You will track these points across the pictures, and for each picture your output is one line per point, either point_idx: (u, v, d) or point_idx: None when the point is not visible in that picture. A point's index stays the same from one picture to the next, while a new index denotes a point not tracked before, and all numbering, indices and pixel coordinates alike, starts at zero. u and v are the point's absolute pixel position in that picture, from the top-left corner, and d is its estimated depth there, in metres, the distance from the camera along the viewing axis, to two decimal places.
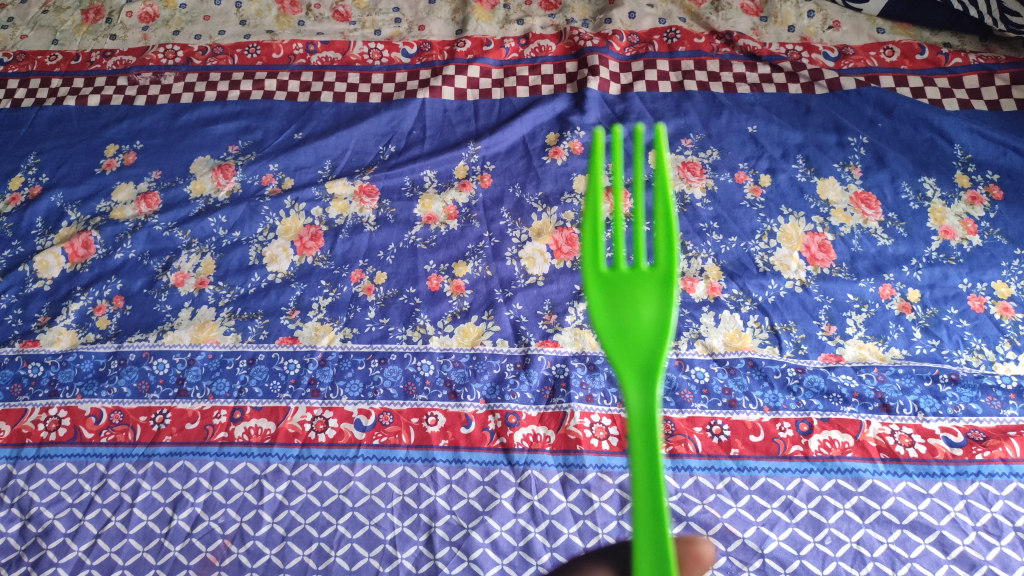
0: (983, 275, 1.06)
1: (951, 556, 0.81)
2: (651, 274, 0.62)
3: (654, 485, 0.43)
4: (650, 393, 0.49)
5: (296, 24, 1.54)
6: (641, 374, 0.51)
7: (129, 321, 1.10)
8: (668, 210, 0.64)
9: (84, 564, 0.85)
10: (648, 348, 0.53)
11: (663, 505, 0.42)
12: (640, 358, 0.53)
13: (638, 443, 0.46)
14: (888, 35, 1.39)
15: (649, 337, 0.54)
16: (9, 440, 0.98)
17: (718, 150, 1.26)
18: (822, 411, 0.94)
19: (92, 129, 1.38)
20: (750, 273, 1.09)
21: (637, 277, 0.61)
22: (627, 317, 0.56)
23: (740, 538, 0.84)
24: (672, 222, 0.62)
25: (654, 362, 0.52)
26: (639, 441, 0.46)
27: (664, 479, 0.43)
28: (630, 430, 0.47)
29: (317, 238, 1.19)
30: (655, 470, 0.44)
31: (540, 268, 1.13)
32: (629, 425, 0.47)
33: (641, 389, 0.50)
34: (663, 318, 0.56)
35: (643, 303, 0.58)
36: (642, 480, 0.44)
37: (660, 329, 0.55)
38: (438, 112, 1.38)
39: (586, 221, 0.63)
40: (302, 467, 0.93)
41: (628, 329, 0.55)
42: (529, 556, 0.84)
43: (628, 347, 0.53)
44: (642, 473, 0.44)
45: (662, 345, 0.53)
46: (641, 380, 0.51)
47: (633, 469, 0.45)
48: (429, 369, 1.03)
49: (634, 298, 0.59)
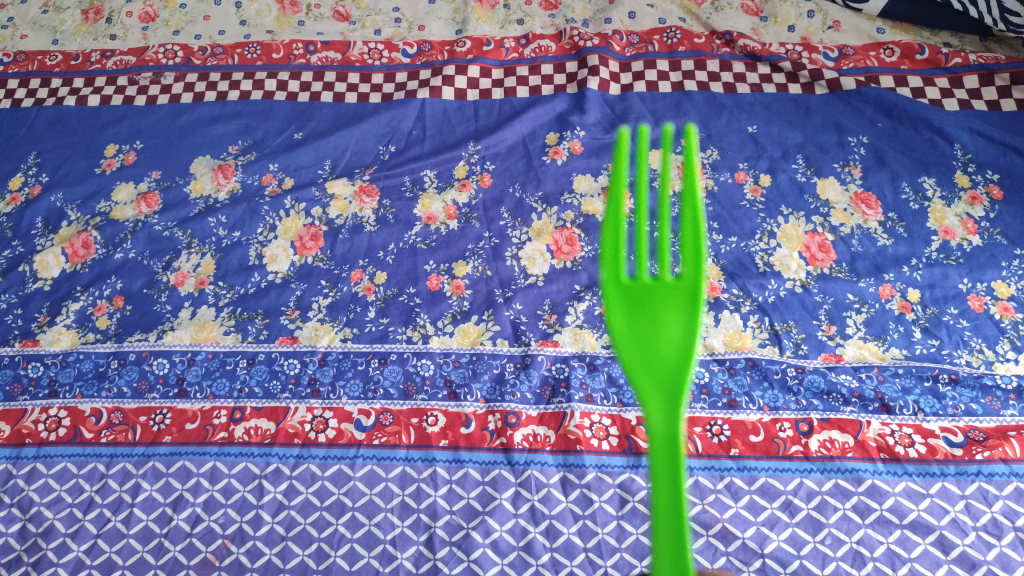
0: (983, 275, 1.06)
1: (951, 556, 0.81)
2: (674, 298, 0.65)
3: (673, 490, 0.48)
4: (673, 413, 0.53)
5: (296, 23, 1.54)
6: (664, 395, 0.54)
7: (129, 321, 1.10)
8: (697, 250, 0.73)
9: (84, 564, 0.85)
10: (672, 369, 0.56)
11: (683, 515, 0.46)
12: (662, 378, 0.55)
13: (660, 460, 0.50)
14: (888, 36, 1.39)
15: (672, 358, 0.57)
16: (8, 440, 0.98)
17: (718, 150, 1.26)
18: (822, 411, 0.95)
19: (93, 129, 1.39)
20: (750, 272, 1.09)
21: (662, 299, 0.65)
22: (651, 338, 0.59)
23: (740, 538, 0.84)
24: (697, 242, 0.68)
25: (677, 385, 0.55)
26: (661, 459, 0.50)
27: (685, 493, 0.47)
28: (651, 446, 0.51)
29: (317, 238, 1.19)
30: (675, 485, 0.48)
31: (540, 268, 1.13)
32: (650, 442, 0.51)
33: (665, 408, 0.53)
34: (687, 341, 0.59)
35: (665, 323, 0.62)
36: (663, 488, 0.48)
37: (682, 349, 0.58)
38: (438, 112, 1.38)
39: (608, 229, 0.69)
40: (302, 467, 0.93)
41: (651, 347, 0.58)
42: (529, 556, 0.84)
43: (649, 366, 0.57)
44: (664, 487, 0.48)
45: (685, 371, 0.55)
46: (664, 401, 0.54)
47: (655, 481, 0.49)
48: (429, 369, 1.03)
49: (657, 319, 0.62)
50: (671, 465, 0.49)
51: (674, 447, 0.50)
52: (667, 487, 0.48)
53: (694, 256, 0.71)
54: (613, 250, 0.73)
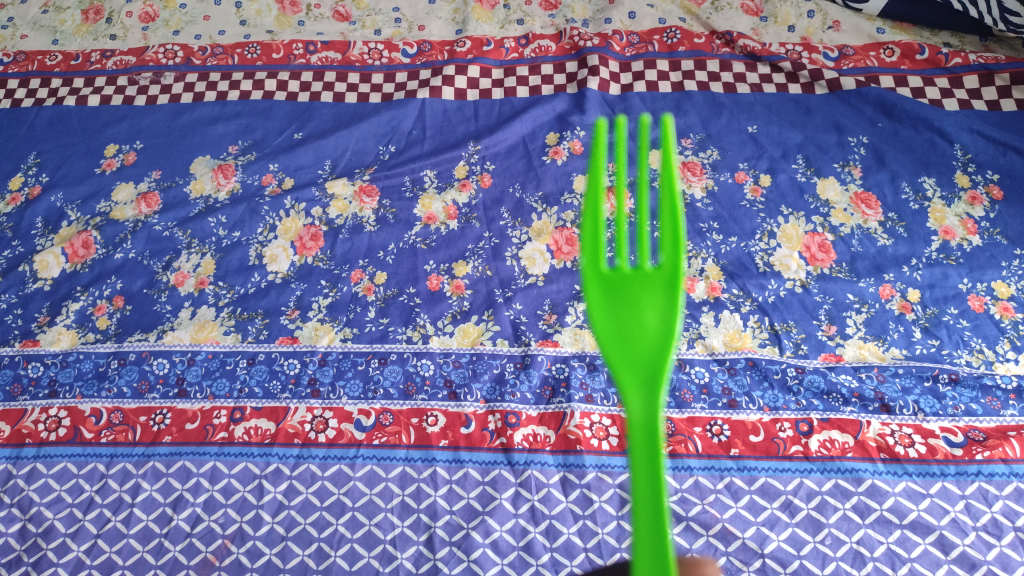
0: (983, 275, 1.06)
1: (951, 556, 0.81)
2: (655, 282, 0.62)
3: (654, 487, 0.45)
4: (653, 401, 0.51)
5: (296, 23, 1.54)
6: (643, 382, 0.52)
7: (129, 321, 1.10)
8: (676, 210, 0.62)
9: (84, 564, 0.85)
10: (652, 354, 0.54)
11: (664, 507, 0.44)
12: (642, 365, 0.53)
13: (639, 449, 0.48)
14: (888, 36, 1.39)
15: (653, 341, 0.54)
16: (8, 440, 0.98)
17: (718, 150, 1.26)
18: (822, 411, 0.95)
19: (93, 129, 1.39)
20: (750, 273, 1.09)
21: (641, 282, 0.62)
22: (632, 323, 0.57)
23: (740, 538, 0.84)
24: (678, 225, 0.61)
25: (657, 371, 0.53)
26: (641, 450, 0.47)
27: (665, 484, 0.45)
28: (631, 436, 0.49)
29: (317, 238, 1.19)
30: (656, 477, 0.45)
31: (540, 268, 1.13)
32: (630, 431, 0.49)
33: (644, 397, 0.51)
34: (668, 325, 0.57)
35: (646, 308, 0.59)
36: (642, 482, 0.45)
37: (663, 332, 0.55)
38: (438, 112, 1.38)
39: (586, 220, 0.63)
40: (302, 467, 0.93)
41: (632, 333, 0.56)
42: (529, 556, 0.84)
43: (627, 353, 0.54)
44: (643, 479, 0.46)
45: (666, 355, 0.53)
46: (643, 389, 0.52)
47: (634, 473, 0.46)
48: (429, 369, 1.03)
49: (638, 303, 0.60)
50: (651, 457, 0.47)
51: (653, 437, 0.48)
52: (647, 479, 0.46)
53: (674, 240, 0.63)
54: (589, 231, 0.63)
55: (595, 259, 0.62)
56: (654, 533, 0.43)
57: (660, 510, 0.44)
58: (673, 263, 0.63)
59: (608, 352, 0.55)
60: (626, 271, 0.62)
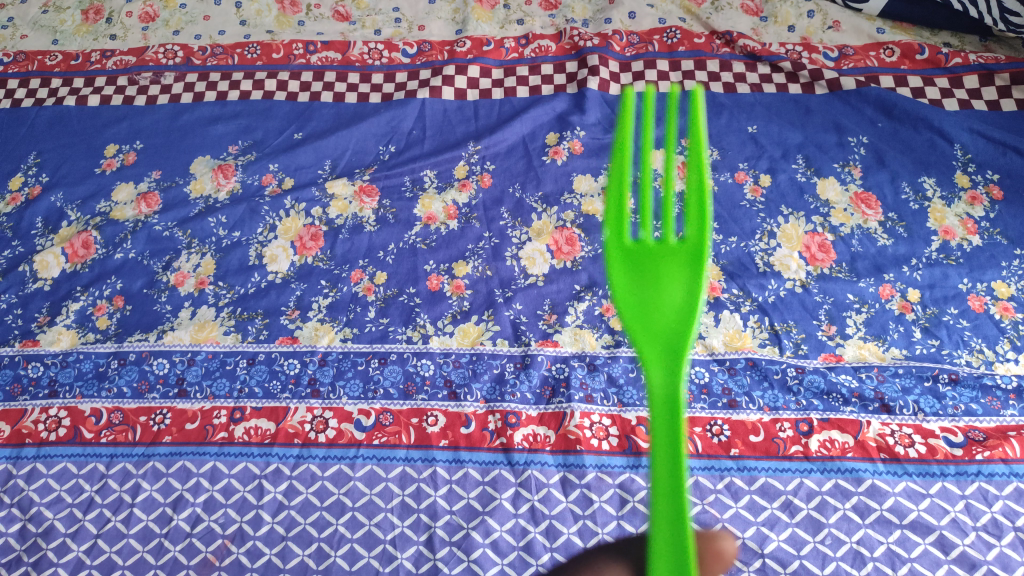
0: (983, 275, 1.06)
1: (952, 556, 0.81)
2: (679, 255, 0.71)
3: (673, 475, 0.52)
4: (673, 371, 0.58)
5: (296, 23, 1.54)
6: (665, 353, 0.60)
7: (129, 321, 1.10)
8: (703, 210, 0.75)
9: (84, 564, 0.85)
10: (671, 326, 0.62)
11: (683, 486, 0.51)
12: (666, 339, 0.61)
13: (660, 419, 0.55)
14: (888, 36, 1.39)
15: (675, 316, 0.62)
16: (8, 440, 0.98)
17: (718, 150, 1.26)
18: (822, 411, 0.95)
19: (93, 129, 1.39)
20: (750, 273, 1.09)
21: (665, 258, 0.70)
22: (650, 298, 0.65)
23: (740, 538, 0.84)
24: (703, 205, 0.75)
25: (679, 344, 0.60)
26: (662, 419, 0.55)
27: (684, 463, 0.52)
28: (652, 409, 0.56)
29: (317, 238, 1.19)
30: (675, 459, 0.53)
31: (540, 268, 1.13)
32: (652, 405, 0.56)
33: (664, 367, 0.59)
34: (691, 300, 0.65)
35: (668, 285, 0.67)
36: (663, 465, 0.53)
37: (686, 306, 0.64)
38: (438, 112, 1.38)
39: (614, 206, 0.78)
40: (302, 467, 0.93)
41: (651, 305, 0.64)
42: (529, 556, 0.84)
43: (650, 330, 0.62)
44: (665, 455, 0.53)
45: (688, 330, 0.61)
46: (665, 359, 0.59)
47: (654, 461, 0.53)
48: (429, 369, 1.03)
49: (660, 279, 0.68)
50: (671, 428, 0.54)
51: (674, 409, 0.56)
52: (669, 457, 0.53)
53: (699, 215, 0.74)
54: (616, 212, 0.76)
55: (620, 232, 0.74)
56: (673, 501, 0.51)
57: (679, 483, 0.52)
58: (697, 238, 0.72)
59: (631, 327, 0.62)
60: (649, 244, 0.71)
